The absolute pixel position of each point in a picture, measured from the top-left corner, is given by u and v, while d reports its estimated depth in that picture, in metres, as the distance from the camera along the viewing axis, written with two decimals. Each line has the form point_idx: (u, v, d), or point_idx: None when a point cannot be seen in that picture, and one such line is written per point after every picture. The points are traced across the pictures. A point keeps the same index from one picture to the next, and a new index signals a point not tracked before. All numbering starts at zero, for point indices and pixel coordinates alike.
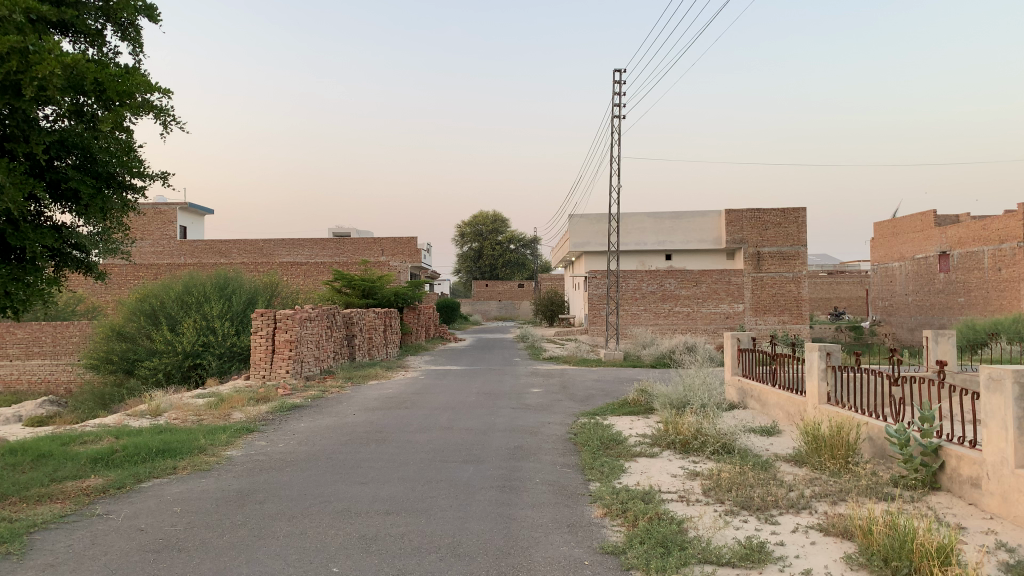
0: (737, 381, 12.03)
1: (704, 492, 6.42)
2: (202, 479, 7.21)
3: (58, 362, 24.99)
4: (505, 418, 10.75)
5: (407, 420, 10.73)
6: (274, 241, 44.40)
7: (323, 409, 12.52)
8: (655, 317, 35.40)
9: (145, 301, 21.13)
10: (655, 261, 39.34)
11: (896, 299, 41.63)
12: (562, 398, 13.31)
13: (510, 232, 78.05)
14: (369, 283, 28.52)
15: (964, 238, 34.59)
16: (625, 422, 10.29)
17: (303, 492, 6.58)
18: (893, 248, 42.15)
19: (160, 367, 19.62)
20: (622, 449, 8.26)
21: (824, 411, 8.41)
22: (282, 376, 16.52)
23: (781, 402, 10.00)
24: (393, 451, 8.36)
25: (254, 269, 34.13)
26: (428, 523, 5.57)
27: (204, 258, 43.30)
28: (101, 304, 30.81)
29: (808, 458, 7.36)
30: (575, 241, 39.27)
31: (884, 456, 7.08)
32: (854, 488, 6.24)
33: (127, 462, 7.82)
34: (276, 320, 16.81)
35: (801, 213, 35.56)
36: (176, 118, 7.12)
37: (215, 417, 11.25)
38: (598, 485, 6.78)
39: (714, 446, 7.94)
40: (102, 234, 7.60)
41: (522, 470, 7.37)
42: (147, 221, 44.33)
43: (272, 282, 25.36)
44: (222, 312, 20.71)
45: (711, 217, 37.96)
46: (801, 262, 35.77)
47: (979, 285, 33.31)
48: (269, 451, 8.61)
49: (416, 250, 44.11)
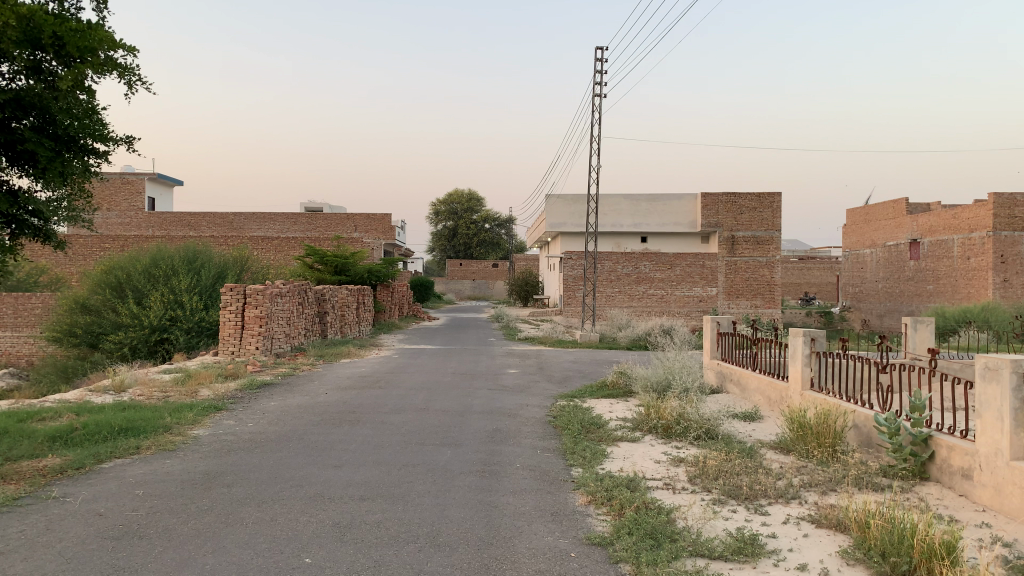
0: (716, 364, 11.87)
1: (689, 480, 6.24)
2: (167, 460, 6.88)
3: (19, 335, 24.29)
4: (482, 399, 10.52)
5: (381, 400, 10.45)
6: (245, 215, 43.56)
7: (293, 387, 12.20)
8: (629, 299, 35.27)
9: (110, 273, 20.52)
10: (630, 243, 39.25)
11: (866, 285, 41.97)
12: (538, 379, 13.11)
13: (484, 211, 77.48)
14: (342, 260, 28.07)
15: (934, 227, 34.88)
16: (604, 405, 10.09)
17: (274, 475, 6.28)
18: (864, 235, 42.46)
19: (125, 341, 19.11)
20: (604, 433, 8.05)
21: (810, 398, 8.28)
22: (252, 353, 16.12)
23: (762, 387, 9.87)
24: (367, 433, 8.07)
25: (224, 243, 33.40)
26: (406, 510, 5.32)
27: (173, 230, 42.41)
28: (64, 276, 29.99)
29: (793, 445, 7.21)
30: (551, 221, 38.96)
31: (871, 445, 6.96)
32: (842, 478, 6.10)
33: (87, 441, 7.45)
34: (246, 295, 16.36)
35: (777, 197, 35.59)
36: (141, 78, 6.72)
37: (182, 394, 10.88)
38: (581, 470, 6.57)
39: (698, 432, 7.75)
40: (63, 201, 7.17)
41: (503, 454, 7.14)
42: (113, 191, 43.27)
43: (242, 256, 24.77)
44: (190, 286, 20.17)
45: (687, 200, 38.13)
46: (774, 247, 35.99)
47: (948, 273, 33.66)
48: (238, 431, 8.28)
49: (389, 227, 43.57)
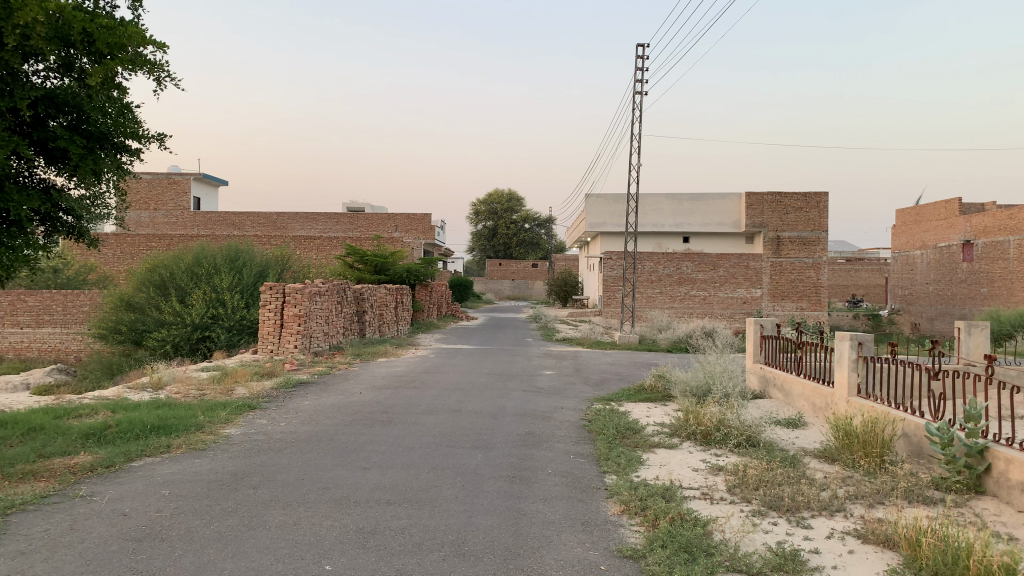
0: (758, 368, 11.53)
1: (728, 489, 5.98)
2: (196, 459, 6.84)
3: (68, 331, 24.83)
4: (517, 401, 10.35)
5: (415, 400, 10.34)
6: (288, 215, 44.06)
7: (329, 386, 12.17)
8: (670, 300, 34.80)
9: (155, 271, 20.82)
10: (672, 244, 38.68)
11: (916, 288, 40.82)
12: (576, 381, 12.89)
13: (525, 211, 77.34)
14: (382, 260, 28.15)
15: (988, 227, 33.75)
16: (642, 409, 9.85)
17: (300, 477, 6.19)
18: (914, 236, 41.32)
19: (168, 339, 19.37)
20: (640, 439, 7.82)
21: (856, 405, 7.94)
22: (290, 351, 16.18)
23: (806, 392, 9.54)
24: (398, 435, 7.94)
25: (267, 242, 33.79)
26: (432, 517, 5.16)
27: (217, 230, 43.09)
28: (112, 274, 30.63)
29: (839, 455, 6.89)
30: (591, 221, 38.65)
31: (922, 456, 6.62)
32: (891, 490, 5.79)
33: (120, 439, 7.46)
34: (285, 294, 16.43)
35: (824, 197, 34.83)
36: (171, 75, 6.70)
37: (218, 392, 10.91)
38: (614, 478, 6.35)
39: (738, 439, 7.47)
40: (97, 199, 7.19)
41: (535, 459, 6.95)
42: (160, 190, 44.14)
43: (283, 255, 24.98)
44: (231, 284, 20.36)
45: (730, 200, 37.49)
46: (821, 248, 35.14)
47: (1002, 276, 32.54)
48: (269, 431, 8.24)
49: (429, 227, 43.69)
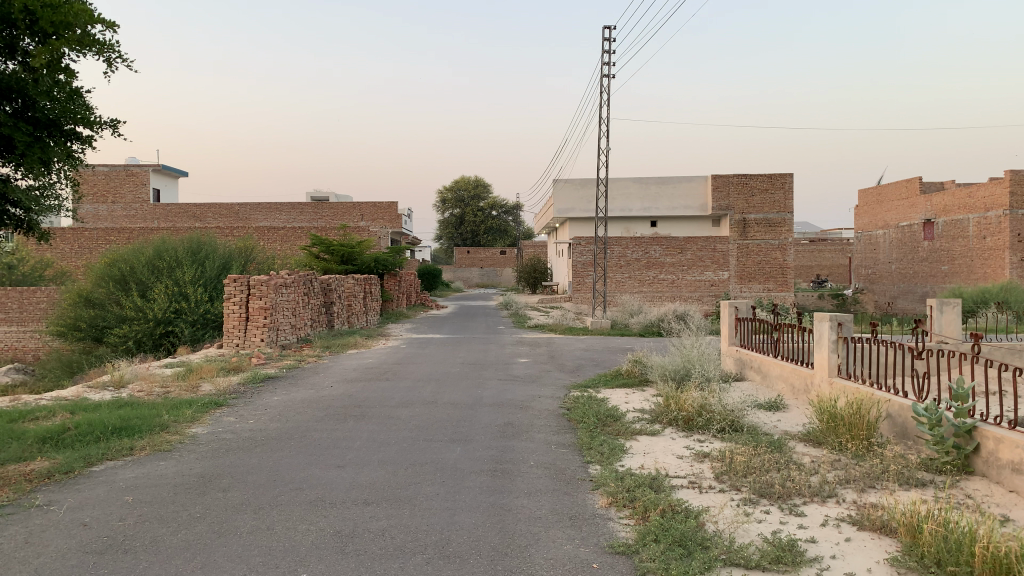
0: (734, 351, 11.42)
1: (716, 477, 5.83)
2: (162, 462, 6.52)
3: (25, 329, 24.05)
4: (493, 391, 10.14)
5: (388, 393, 10.07)
6: (250, 206, 43.22)
7: (298, 380, 11.83)
8: (639, 285, 34.78)
9: (114, 265, 20.15)
10: (640, 227, 38.85)
11: (879, 267, 41.29)
12: (550, 369, 12.71)
13: (492, 198, 76.92)
14: (348, 249, 27.64)
15: (948, 206, 34.23)
16: (620, 395, 9.70)
17: (272, 478, 5.91)
18: (876, 216, 41.84)
19: (130, 335, 18.84)
20: (621, 426, 7.65)
21: (838, 386, 7.85)
22: (257, 345, 15.78)
23: (785, 374, 9.44)
24: (372, 429, 7.69)
25: (230, 234, 33.09)
26: (412, 516, 4.93)
27: (178, 222, 42.18)
28: (69, 270, 29.76)
29: (824, 437, 6.78)
30: (560, 207, 38.43)
31: (908, 437, 6.53)
32: (880, 473, 5.68)
33: (79, 442, 7.09)
34: (250, 286, 16.02)
35: (789, 178, 35.03)
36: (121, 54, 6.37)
37: (183, 389, 10.53)
38: (599, 468, 6.17)
39: (721, 424, 7.33)
40: (47, 190, 6.78)
41: (515, 451, 6.75)
42: (118, 183, 43.05)
43: (247, 247, 24.41)
44: (195, 277, 19.81)
45: (697, 183, 37.60)
46: (787, 229, 35.37)
47: (963, 253, 33.06)
48: (237, 429, 7.92)
49: (396, 216, 43.15)
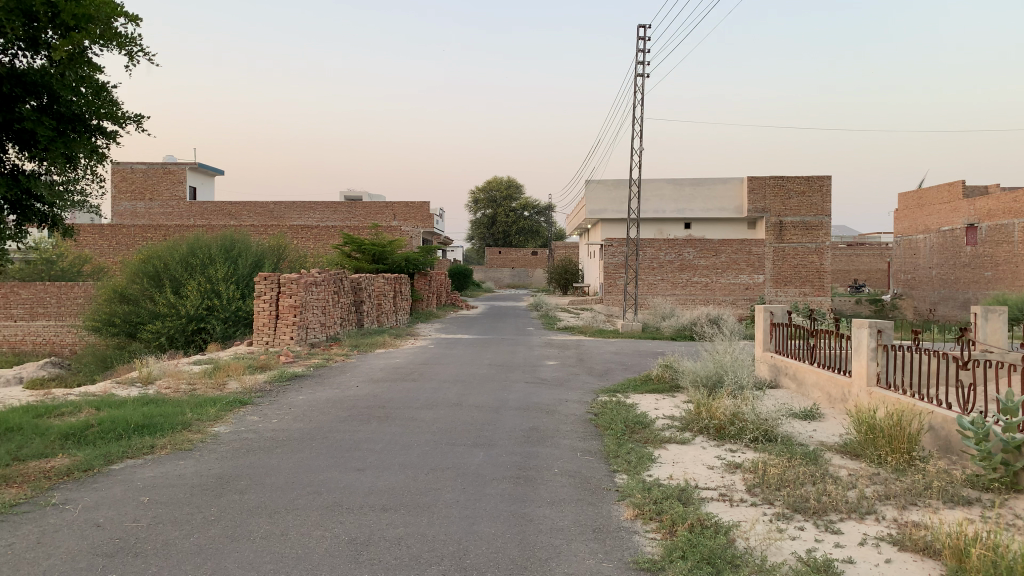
0: (769, 357, 11.11)
1: (749, 490, 5.59)
2: (182, 461, 6.44)
3: (63, 323, 24.43)
4: (519, 394, 9.95)
5: (413, 394, 9.94)
6: (284, 204, 43.57)
7: (324, 379, 11.76)
8: (672, 287, 34.36)
9: (149, 262, 20.34)
10: (674, 230, 38.41)
11: (919, 272, 40.35)
12: (579, 372, 12.51)
13: (524, 198, 76.78)
14: (380, 248, 27.65)
15: (992, 210, 33.26)
16: (649, 400, 9.46)
17: (290, 480, 5.80)
18: (917, 220, 40.87)
19: (163, 331, 18.98)
20: (650, 434, 7.42)
21: (877, 396, 7.54)
22: (286, 343, 15.78)
23: (821, 382, 9.14)
24: (395, 432, 7.54)
25: (263, 232, 33.37)
26: (428, 525, 4.76)
27: (214, 220, 42.68)
28: (106, 266, 30.23)
29: (863, 449, 6.49)
30: (592, 208, 38.14)
31: (953, 451, 6.22)
32: (922, 488, 5.39)
33: (101, 440, 7.05)
34: (280, 284, 16.02)
35: (826, 180, 34.30)
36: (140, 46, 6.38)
37: (209, 386, 10.51)
38: (625, 477, 5.95)
39: (754, 434, 7.07)
40: (72, 185, 6.76)
41: (539, 457, 6.56)
42: (156, 180, 43.73)
43: (279, 245, 24.52)
44: (227, 275, 19.91)
45: (732, 184, 37.04)
46: (824, 232, 34.56)
47: (1007, 259, 32.10)
48: (260, 428, 7.84)
49: (428, 215, 43.20)
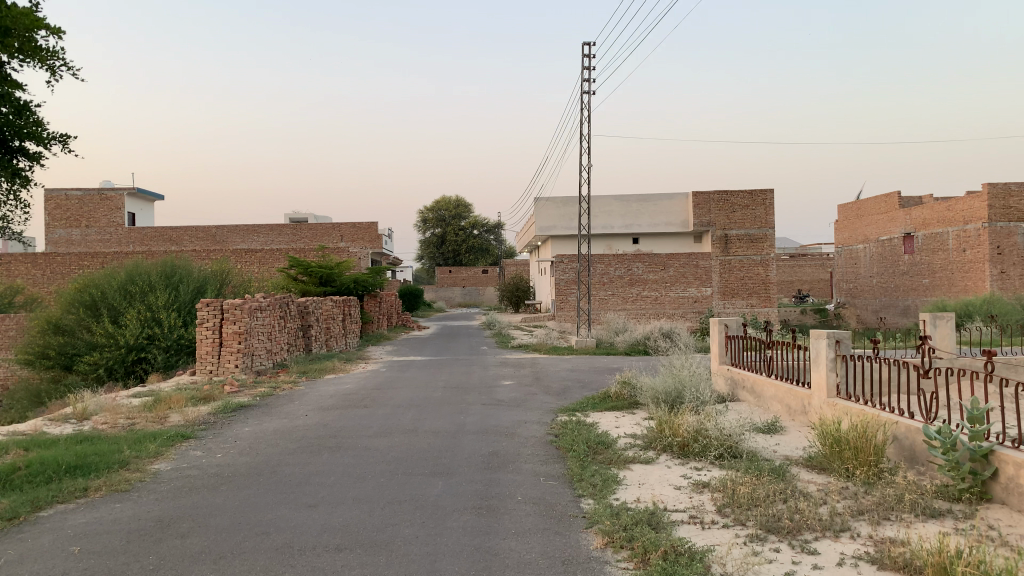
0: (726, 370, 11.03)
1: (718, 510, 5.42)
2: (118, 504, 5.99)
3: None
4: (476, 417, 9.67)
5: (365, 421, 9.56)
6: (228, 228, 42.61)
7: (272, 408, 11.29)
8: (623, 302, 34.53)
9: (84, 291, 19.51)
10: (622, 245, 38.65)
11: (860, 281, 41.31)
12: (536, 391, 12.24)
13: (473, 217, 76.70)
14: (327, 270, 27.10)
15: (928, 219, 34.24)
16: (610, 418, 9.29)
17: (237, 521, 5.42)
18: (856, 230, 41.91)
19: (100, 362, 18.17)
20: (613, 454, 7.22)
21: (838, 408, 7.48)
22: (231, 371, 15.20)
23: (780, 394, 9.07)
24: (347, 463, 7.19)
25: (206, 257, 32.50)
26: (387, 564, 4.46)
27: (154, 246, 41.50)
28: (39, 296, 29.00)
29: (829, 463, 6.39)
30: (541, 225, 38.13)
31: (919, 462, 6.16)
32: (893, 502, 5.28)
33: (28, 484, 6.54)
34: (224, 310, 15.48)
35: (769, 194, 34.95)
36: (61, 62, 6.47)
37: (149, 420, 9.98)
38: (591, 503, 5.73)
39: (719, 450, 6.92)
40: None
41: (501, 484, 6.29)
42: (92, 207, 42.34)
43: (222, 269, 23.83)
44: (168, 302, 19.22)
45: (678, 199, 37.50)
46: (768, 244, 35.21)
47: (943, 266, 33.01)
48: (203, 464, 7.41)
49: (376, 236, 42.68)
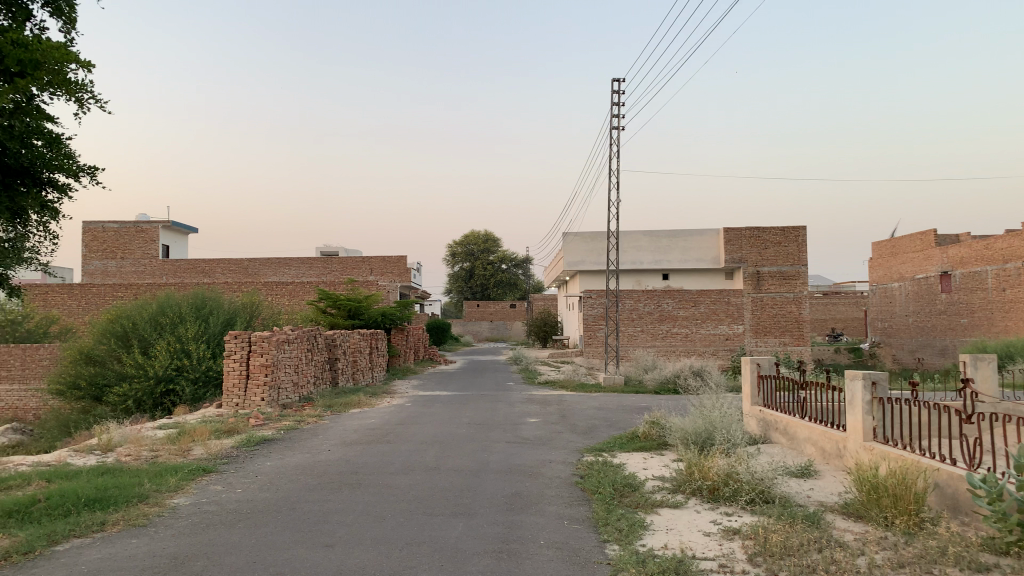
0: (758, 411, 10.72)
1: (750, 560, 5.17)
2: (134, 540, 5.91)
3: (27, 387, 23.53)
4: (500, 455, 9.49)
5: (388, 458, 9.41)
6: (259, 261, 43.09)
7: (295, 443, 11.19)
8: (652, 339, 34.16)
9: (117, 322, 19.71)
10: (652, 280, 38.37)
11: (896, 320, 40.49)
12: (562, 430, 12.01)
13: (502, 251, 76.89)
14: (356, 304, 27.17)
15: (966, 258, 33.55)
16: (637, 460, 9.06)
17: (252, 559, 5.29)
18: (892, 268, 41.17)
19: (130, 394, 18.27)
20: (640, 498, 6.99)
21: (875, 452, 7.18)
22: (257, 404, 15.17)
23: (814, 437, 8.77)
24: (368, 501, 7.04)
25: (237, 289, 32.83)
26: None
27: (187, 277, 42.09)
28: (74, 326, 29.44)
29: (866, 511, 6.11)
30: (570, 259, 38.03)
31: (963, 512, 5.86)
32: (936, 555, 4.99)
33: (47, 517, 6.49)
34: (251, 343, 15.51)
35: (802, 231, 34.48)
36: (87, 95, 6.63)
37: (173, 453, 9.93)
38: (617, 548, 5.51)
39: (750, 495, 6.67)
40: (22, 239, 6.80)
41: (523, 527, 6.10)
42: (128, 239, 43.13)
43: (252, 302, 24.00)
44: (197, 334, 19.34)
45: (708, 235, 37.22)
46: (801, 282, 34.64)
47: (982, 306, 32.25)
48: (222, 499, 7.31)
49: (405, 270, 42.88)
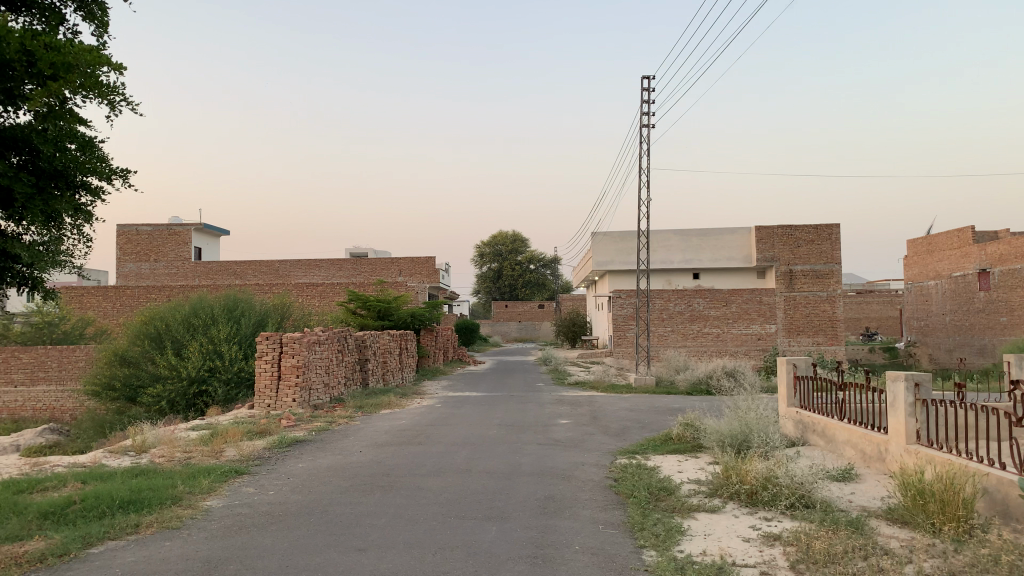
0: (794, 413, 10.50)
1: (792, 567, 5.02)
2: (168, 542, 5.90)
3: (64, 388, 23.91)
4: (532, 457, 9.39)
5: (419, 460, 9.36)
6: (290, 263, 43.42)
7: (327, 444, 11.19)
8: (682, 339, 33.82)
9: (150, 323, 19.94)
10: (682, 280, 38.01)
11: (932, 319, 39.69)
12: (593, 431, 11.88)
13: (530, 252, 76.79)
14: (385, 304, 27.23)
15: (1005, 255, 32.75)
16: (671, 462, 8.91)
17: (285, 563, 5.25)
18: (928, 266, 40.35)
19: (164, 395, 18.47)
20: (676, 501, 6.85)
21: (919, 456, 6.97)
22: (288, 405, 15.24)
23: (854, 440, 8.56)
24: (400, 503, 6.99)
25: (268, 290, 33.10)
26: None
27: (219, 279, 42.57)
28: (108, 328, 29.88)
29: (912, 517, 5.91)
30: (599, 259, 37.80)
31: (1014, 518, 5.64)
32: (987, 563, 4.80)
33: (83, 518, 6.52)
34: (282, 344, 15.58)
35: (835, 229, 33.95)
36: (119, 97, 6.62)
37: (206, 454, 9.97)
38: (653, 554, 5.39)
39: (790, 500, 6.50)
40: (55, 244, 6.80)
41: (558, 532, 6.00)
42: (161, 242, 43.74)
43: (282, 303, 24.15)
44: (229, 335, 19.49)
45: (740, 234, 36.76)
46: (835, 280, 34.11)
47: (1022, 304, 31.45)
48: (255, 502, 7.30)
49: (433, 270, 42.95)
